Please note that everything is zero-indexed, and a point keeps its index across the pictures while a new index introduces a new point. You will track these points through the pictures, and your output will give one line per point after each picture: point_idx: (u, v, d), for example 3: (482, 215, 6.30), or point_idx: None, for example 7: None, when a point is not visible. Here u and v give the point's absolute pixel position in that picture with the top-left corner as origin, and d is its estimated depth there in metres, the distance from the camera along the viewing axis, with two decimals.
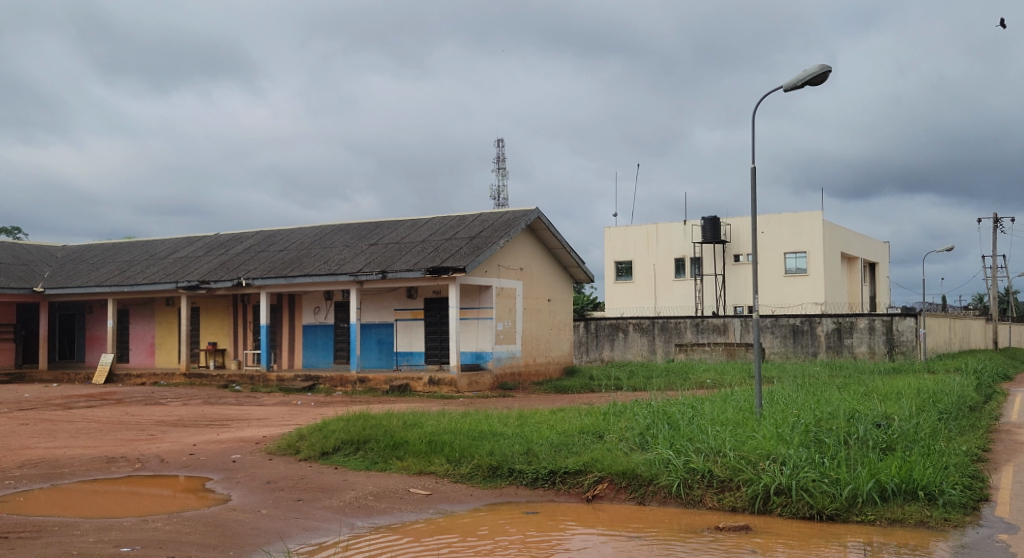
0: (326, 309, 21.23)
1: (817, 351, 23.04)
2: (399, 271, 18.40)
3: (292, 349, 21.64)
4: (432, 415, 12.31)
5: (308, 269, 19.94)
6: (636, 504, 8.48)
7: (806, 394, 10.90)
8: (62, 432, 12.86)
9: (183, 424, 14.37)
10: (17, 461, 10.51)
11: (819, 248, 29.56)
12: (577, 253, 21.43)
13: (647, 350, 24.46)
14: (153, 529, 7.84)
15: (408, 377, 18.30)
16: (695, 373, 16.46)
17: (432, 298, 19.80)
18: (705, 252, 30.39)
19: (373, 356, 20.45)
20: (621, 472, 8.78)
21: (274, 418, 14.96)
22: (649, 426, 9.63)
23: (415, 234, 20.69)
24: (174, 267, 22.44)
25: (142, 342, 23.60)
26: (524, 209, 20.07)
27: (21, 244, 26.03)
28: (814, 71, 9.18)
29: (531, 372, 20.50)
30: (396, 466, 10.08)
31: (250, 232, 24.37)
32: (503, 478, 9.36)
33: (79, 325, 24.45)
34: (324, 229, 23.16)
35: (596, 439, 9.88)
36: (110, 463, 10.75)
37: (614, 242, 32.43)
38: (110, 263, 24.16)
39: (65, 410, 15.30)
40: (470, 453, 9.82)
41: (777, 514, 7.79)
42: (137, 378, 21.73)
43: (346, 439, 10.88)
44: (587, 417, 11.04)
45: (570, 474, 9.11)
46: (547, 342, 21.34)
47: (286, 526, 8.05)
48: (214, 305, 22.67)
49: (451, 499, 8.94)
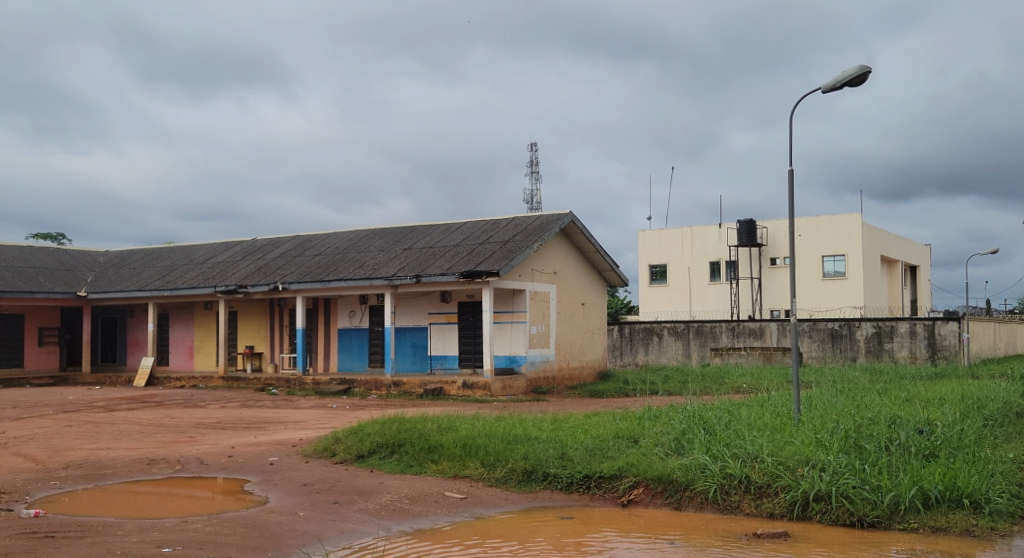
0: (361, 312, 21.39)
1: (856, 355, 22.79)
2: (433, 275, 18.48)
3: (327, 353, 21.82)
4: (466, 418, 12.32)
5: (344, 273, 20.10)
6: (672, 509, 8.46)
7: (846, 399, 10.75)
8: (105, 434, 13.10)
9: (222, 427, 14.56)
10: (62, 462, 10.72)
11: (857, 251, 29.23)
12: (611, 257, 21.39)
13: (682, 354, 24.31)
14: (193, 530, 7.96)
15: (442, 380, 18.38)
16: (732, 377, 16.36)
17: (466, 302, 19.85)
18: (740, 255, 30.17)
19: (407, 359, 20.55)
20: (656, 477, 8.75)
21: (310, 421, 15.10)
22: (685, 430, 9.59)
23: (449, 239, 20.77)
24: (213, 272, 22.74)
25: (181, 345, 23.93)
26: (557, 213, 20.05)
27: (65, 250, 26.53)
28: (853, 72, 9.10)
29: (565, 377, 20.49)
30: (431, 469, 10.14)
31: (286, 237, 24.61)
32: (538, 482, 9.38)
33: (120, 329, 24.85)
34: (359, 233, 23.33)
35: (631, 444, 9.86)
36: (152, 464, 10.92)
37: (649, 246, 32.30)
38: (151, 268, 24.54)
39: (107, 412, 15.57)
40: (505, 457, 9.83)
41: (817, 521, 7.74)
42: (176, 381, 22.04)
43: (381, 442, 10.96)
44: (621, 422, 11.00)
45: (605, 478, 9.09)
46: (581, 346, 21.32)
47: (323, 529, 8.13)
48: (251, 310, 22.93)
49: (486, 503, 8.97)
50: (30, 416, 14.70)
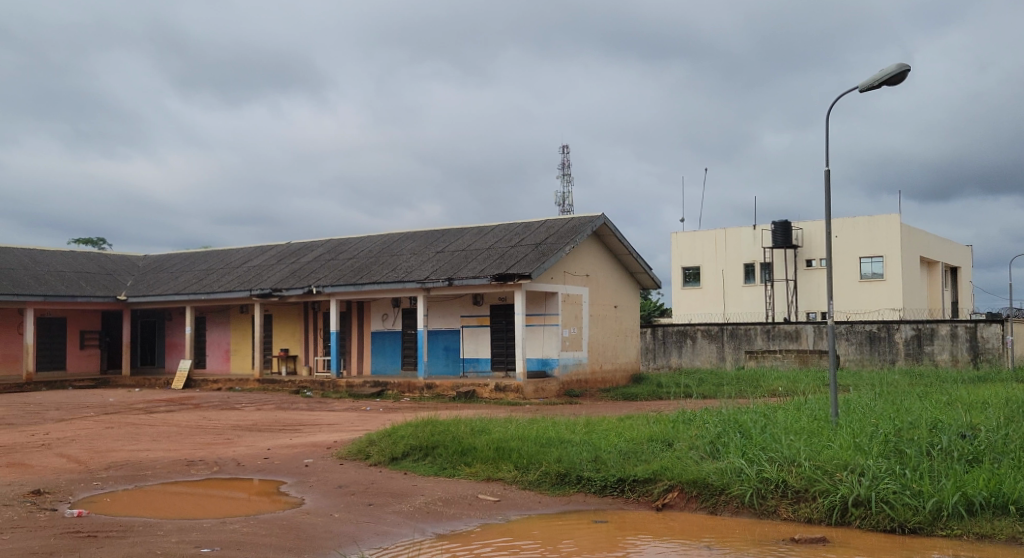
0: (394, 315, 21.50)
1: (895, 358, 22.53)
2: (465, 279, 18.54)
3: (361, 356, 21.97)
4: (500, 421, 12.34)
5: (377, 276, 20.23)
6: (707, 514, 8.42)
7: (886, 403, 10.63)
8: (144, 435, 13.30)
9: (258, 429, 14.73)
10: (104, 463, 10.91)
11: (896, 253, 28.87)
12: (644, 259, 21.31)
13: (716, 357, 24.15)
14: (231, 531, 8.06)
15: (474, 383, 18.41)
16: (767, 380, 16.18)
17: (498, 305, 19.88)
18: (775, 257, 29.92)
19: (440, 362, 20.61)
20: (691, 481, 8.71)
21: (345, 424, 15.20)
22: (720, 434, 9.53)
23: (481, 242, 20.82)
24: (248, 276, 22.99)
25: (218, 348, 24.21)
26: (590, 216, 20.00)
27: (105, 255, 26.99)
28: (892, 71, 8.99)
29: (598, 380, 20.44)
30: (465, 472, 10.16)
31: (320, 241, 24.81)
32: (571, 486, 9.38)
33: (159, 332, 25.21)
34: (392, 237, 23.46)
35: (665, 447, 9.82)
36: (190, 466, 11.07)
37: (682, 248, 32.15)
38: (188, 272, 24.88)
39: (147, 414, 15.81)
40: (539, 460, 9.84)
41: (856, 526, 7.67)
42: (212, 384, 22.29)
43: (415, 444, 11.00)
44: (655, 425, 10.97)
45: (639, 482, 9.07)
46: (613, 349, 21.26)
47: (358, 530, 8.19)
48: (286, 313, 23.15)
49: (520, 506, 8.99)
50: (73, 417, 14.98)
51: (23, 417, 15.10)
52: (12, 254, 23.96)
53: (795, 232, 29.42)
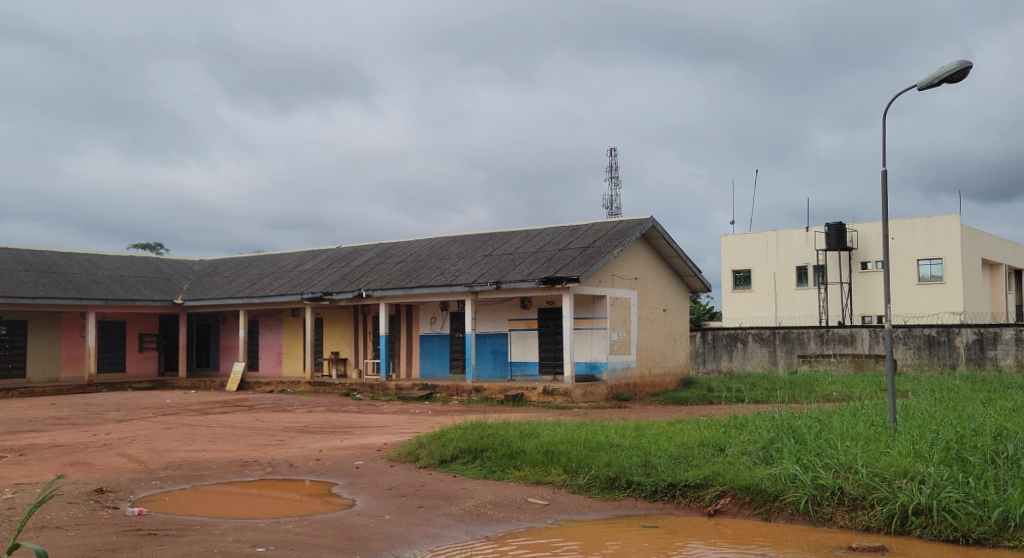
0: (442, 318, 21.62)
1: (955, 363, 22.02)
2: (514, 282, 18.57)
3: (410, 358, 22.14)
4: (550, 425, 12.30)
5: (425, 280, 20.36)
6: (761, 520, 8.32)
7: (946, 409, 10.38)
8: (200, 436, 13.56)
9: (310, 431, 14.90)
10: (162, 463, 11.13)
11: (956, 255, 28.19)
12: (693, 262, 21.12)
13: (768, 361, 23.88)
14: (284, 531, 8.18)
15: (523, 386, 18.41)
16: (821, 385, 15.95)
17: (546, 308, 19.88)
18: (829, 259, 29.45)
19: (488, 365, 20.68)
20: (744, 487, 8.63)
21: (394, 426, 15.35)
22: (773, 439, 9.43)
23: (529, 245, 20.85)
24: (300, 280, 23.29)
25: (270, 351, 24.56)
26: (638, 218, 19.91)
27: (163, 259, 27.56)
28: (953, 67, 8.80)
29: (647, 384, 20.32)
30: (514, 475, 10.18)
31: (370, 245, 25.04)
32: (621, 490, 9.33)
33: (214, 335, 25.66)
34: (441, 240, 23.60)
35: (717, 452, 9.72)
36: (245, 467, 11.26)
37: (732, 251, 31.82)
38: (241, 276, 25.28)
39: (202, 415, 16.10)
40: (588, 464, 9.81)
41: (917, 536, 7.52)
42: (266, 386, 22.59)
43: (463, 447, 11.04)
44: (707, 430, 10.86)
45: (691, 487, 8.99)
46: (662, 353, 21.12)
47: (409, 532, 8.25)
48: (336, 315, 23.40)
49: (570, 510, 8.97)
50: (133, 417, 15.34)
51: (85, 417, 15.49)
52: (75, 259, 24.59)
53: (849, 234, 28.92)
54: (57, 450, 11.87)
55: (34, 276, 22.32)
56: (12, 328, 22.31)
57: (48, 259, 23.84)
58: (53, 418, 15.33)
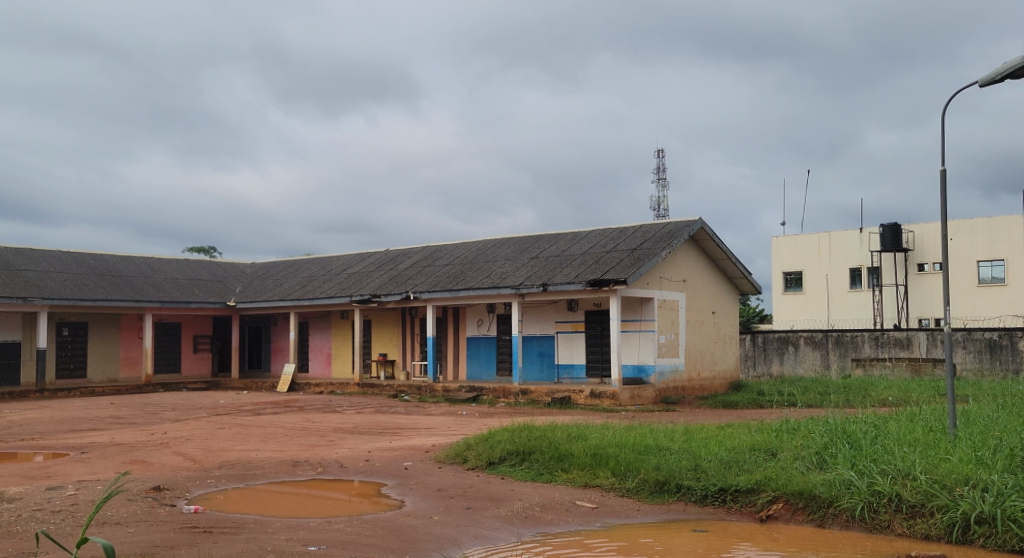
0: (488, 321, 21.65)
1: (1017, 368, 21.48)
2: (560, 284, 18.54)
3: (457, 361, 22.22)
4: (597, 428, 12.23)
5: (473, 282, 20.42)
6: (814, 527, 8.20)
7: (1008, 416, 10.12)
8: (252, 436, 13.74)
9: (359, 432, 15.02)
10: (217, 462, 11.30)
11: (1019, 255, 27.54)
12: (743, 264, 20.88)
13: (820, 365, 23.45)
14: (336, 530, 8.24)
15: (570, 389, 18.36)
16: (877, 389, 15.65)
17: (593, 310, 19.82)
18: (883, 261, 28.92)
19: (535, 368, 20.68)
20: (797, 492, 8.49)
21: (442, 428, 15.38)
22: (827, 444, 9.27)
23: (576, 247, 20.79)
24: (348, 283, 23.50)
25: (320, 352, 24.84)
26: (686, 220, 19.73)
27: (216, 262, 28.02)
28: (1016, 62, 8.58)
29: (696, 387, 20.14)
30: (562, 478, 10.15)
31: (417, 248, 25.18)
32: (671, 495, 9.24)
33: (265, 337, 26.02)
34: (488, 243, 23.64)
35: (769, 457, 9.59)
36: (296, 467, 11.38)
37: (783, 252, 31.40)
38: (292, 279, 25.60)
39: (254, 415, 16.32)
40: (636, 467, 9.73)
41: (980, 545, 7.34)
42: (315, 387, 22.85)
43: (511, 449, 11.04)
44: (758, 434, 10.73)
45: (742, 492, 8.86)
46: (711, 356, 20.91)
47: (457, 533, 8.27)
48: (384, 318, 23.58)
49: (618, 513, 8.92)
50: (188, 417, 15.60)
51: (143, 417, 15.78)
52: (132, 262, 25.13)
53: (905, 234, 28.35)
54: (115, 448, 12.10)
55: (94, 279, 22.85)
56: (73, 329, 22.87)
57: (108, 262, 24.40)
58: (111, 418, 15.65)
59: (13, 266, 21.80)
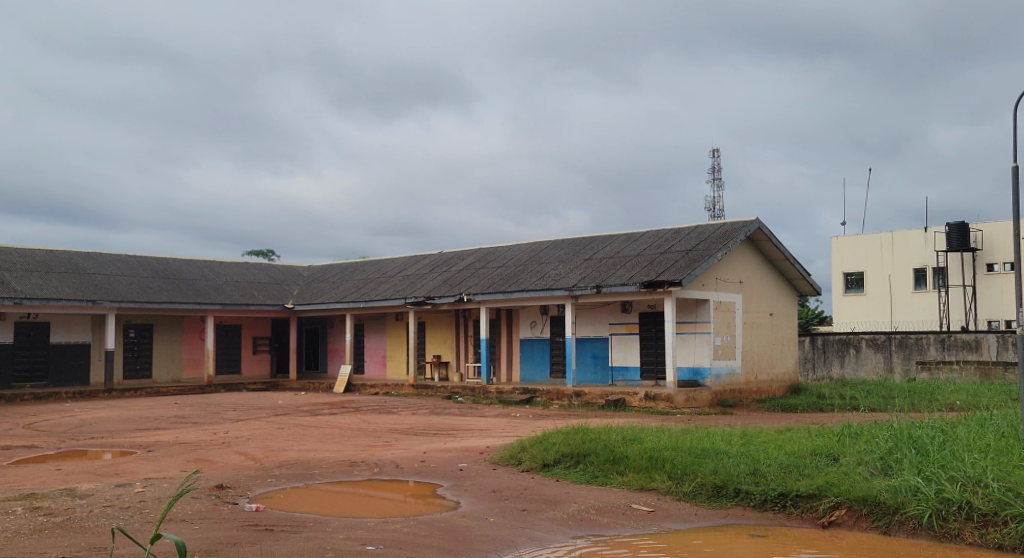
0: (542, 323, 21.60)
1: None
2: (614, 286, 18.42)
3: (511, 363, 22.22)
4: (652, 430, 12.11)
5: (526, 284, 20.39)
6: (880, 534, 8.00)
7: None
8: (311, 436, 13.89)
9: (414, 433, 15.09)
10: (277, 462, 11.43)
11: None
12: (802, 265, 20.51)
13: (883, 368, 22.91)
14: (393, 530, 8.26)
15: (624, 392, 18.22)
16: (944, 393, 15.24)
17: (647, 312, 19.65)
18: (949, 261, 28.19)
19: (589, 370, 20.59)
20: (861, 498, 8.29)
21: (496, 429, 15.36)
22: (892, 450, 9.04)
23: (631, 248, 20.63)
24: (403, 285, 23.66)
25: (375, 354, 25.05)
26: (743, 221, 19.44)
27: (275, 265, 28.43)
28: None
29: (753, 390, 19.84)
30: (617, 481, 10.04)
31: (471, 250, 25.25)
32: (729, 499, 9.08)
33: (322, 338, 26.31)
34: (542, 245, 23.60)
35: (831, 461, 9.38)
36: (353, 467, 11.46)
37: (844, 252, 30.82)
38: (348, 281, 25.87)
39: (312, 416, 16.48)
40: (693, 471, 9.58)
41: None
42: (371, 388, 23.02)
43: (566, 452, 10.96)
44: (818, 438, 10.50)
45: (802, 498, 8.69)
46: (769, 358, 20.59)
47: (514, 535, 8.23)
48: (438, 320, 23.68)
49: (675, 518, 8.80)
50: (248, 417, 15.82)
51: (204, 417, 16.05)
52: (194, 265, 25.63)
53: (973, 233, 27.61)
54: (179, 447, 12.31)
55: (159, 282, 23.35)
56: (139, 331, 23.39)
57: (171, 266, 24.92)
58: (174, 417, 15.94)
59: (82, 269, 22.38)
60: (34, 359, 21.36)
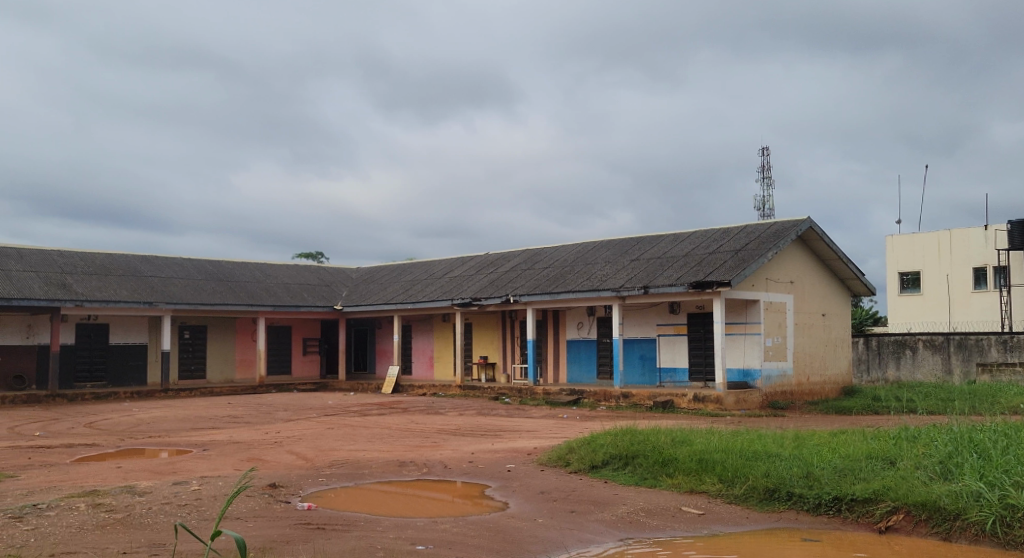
0: (589, 324, 21.49)
1: None
2: (663, 287, 18.24)
3: (557, 365, 22.13)
4: (702, 432, 11.94)
5: (573, 284, 20.28)
6: (939, 540, 7.79)
7: None
8: (361, 436, 13.96)
9: (462, 433, 15.09)
10: (327, 461, 11.50)
11: None
12: (855, 265, 20.11)
13: (941, 370, 22.36)
14: (442, 530, 8.24)
15: (672, 393, 18.03)
16: (1006, 396, 14.81)
17: (696, 313, 19.44)
18: (1011, 260, 27.36)
19: (636, 372, 20.41)
20: (920, 503, 8.08)
21: (544, 430, 15.31)
22: (951, 454, 8.78)
23: (679, 249, 20.42)
24: (450, 286, 23.70)
25: (423, 355, 25.15)
26: (795, 220, 19.12)
27: (324, 267, 28.70)
28: None
29: (805, 392, 19.51)
30: (667, 483, 9.92)
31: (518, 252, 25.21)
32: (781, 502, 8.90)
33: (370, 340, 26.49)
34: (588, 245, 23.47)
35: (887, 465, 9.15)
36: (402, 467, 11.48)
37: (899, 252, 30.29)
38: (396, 283, 26.00)
39: (361, 416, 16.57)
40: (745, 474, 9.42)
41: None
42: (419, 389, 23.10)
43: (615, 453, 10.85)
44: (874, 441, 10.27)
45: (858, 502, 8.48)
46: (821, 360, 20.23)
47: (562, 537, 8.16)
48: (485, 321, 23.68)
49: (726, 521, 8.65)
50: (299, 418, 15.96)
51: (256, 416, 16.22)
52: (246, 268, 25.98)
53: None
54: (233, 446, 12.45)
55: (212, 283, 23.71)
56: (194, 332, 23.77)
57: (224, 268, 25.30)
58: (228, 417, 16.14)
59: (139, 272, 22.82)
60: (94, 360, 21.81)
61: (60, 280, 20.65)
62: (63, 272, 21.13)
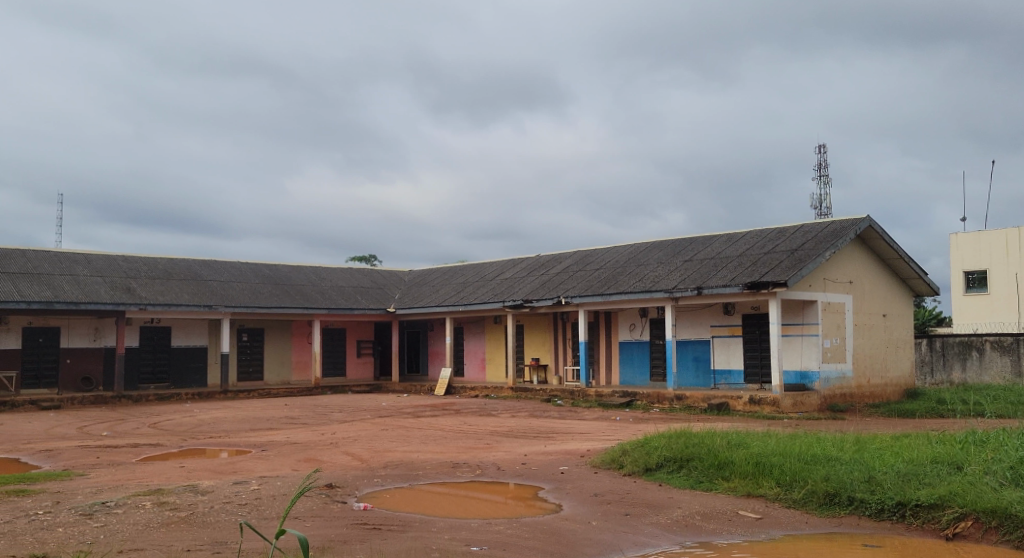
0: (642, 325, 21.28)
1: None
2: (717, 287, 17.97)
3: (610, 366, 21.95)
4: (759, 434, 11.73)
5: (626, 286, 20.10)
6: (1012, 548, 7.51)
7: None
8: (414, 438, 13.99)
9: (514, 435, 15.04)
10: (382, 462, 11.54)
11: None
12: (917, 263, 19.60)
13: (1010, 372, 21.62)
14: (496, 532, 8.18)
15: (727, 395, 17.74)
16: None
17: (751, 314, 19.11)
18: None
19: (690, 373, 20.15)
20: (990, 510, 7.80)
21: (596, 432, 15.17)
22: (1022, 459, 8.47)
23: (734, 249, 20.11)
24: (501, 288, 23.67)
25: (475, 357, 25.17)
26: (853, 218, 18.70)
27: (377, 270, 28.91)
28: None
29: (866, 394, 19.06)
30: (723, 487, 9.73)
31: (569, 253, 25.10)
32: (842, 507, 8.65)
33: (422, 342, 26.59)
34: (640, 246, 23.27)
35: (954, 470, 8.85)
36: (456, 468, 11.46)
37: (963, 250, 29.41)
38: (448, 285, 26.07)
39: (415, 418, 16.62)
40: (804, 478, 9.18)
41: None
42: (471, 390, 23.10)
43: (670, 456, 10.68)
44: (939, 445, 9.95)
45: (923, 508, 8.21)
46: (882, 362, 19.75)
47: (617, 539, 8.05)
48: (537, 323, 23.59)
49: (785, 526, 8.44)
50: (353, 418, 16.06)
51: (311, 417, 16.34)
52: (302, 271, 26.27)
53: None
54: (290, 446, 12.56)
55: (269, 287, 24.01)
56: (251, 334, 24.10)
57: (281, 272, 25.61)
58: (285, 418, 16.31)
59: (200, 276, 23.22)
60: (157, 362, 22.24)
61: (124, 284, 21.09)
62: (127, 276, 21.60)
